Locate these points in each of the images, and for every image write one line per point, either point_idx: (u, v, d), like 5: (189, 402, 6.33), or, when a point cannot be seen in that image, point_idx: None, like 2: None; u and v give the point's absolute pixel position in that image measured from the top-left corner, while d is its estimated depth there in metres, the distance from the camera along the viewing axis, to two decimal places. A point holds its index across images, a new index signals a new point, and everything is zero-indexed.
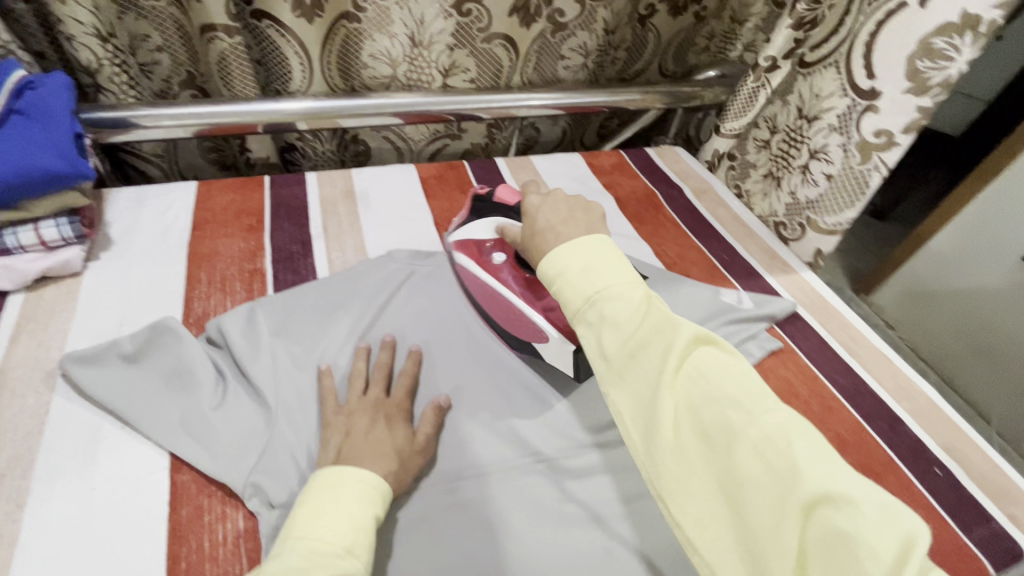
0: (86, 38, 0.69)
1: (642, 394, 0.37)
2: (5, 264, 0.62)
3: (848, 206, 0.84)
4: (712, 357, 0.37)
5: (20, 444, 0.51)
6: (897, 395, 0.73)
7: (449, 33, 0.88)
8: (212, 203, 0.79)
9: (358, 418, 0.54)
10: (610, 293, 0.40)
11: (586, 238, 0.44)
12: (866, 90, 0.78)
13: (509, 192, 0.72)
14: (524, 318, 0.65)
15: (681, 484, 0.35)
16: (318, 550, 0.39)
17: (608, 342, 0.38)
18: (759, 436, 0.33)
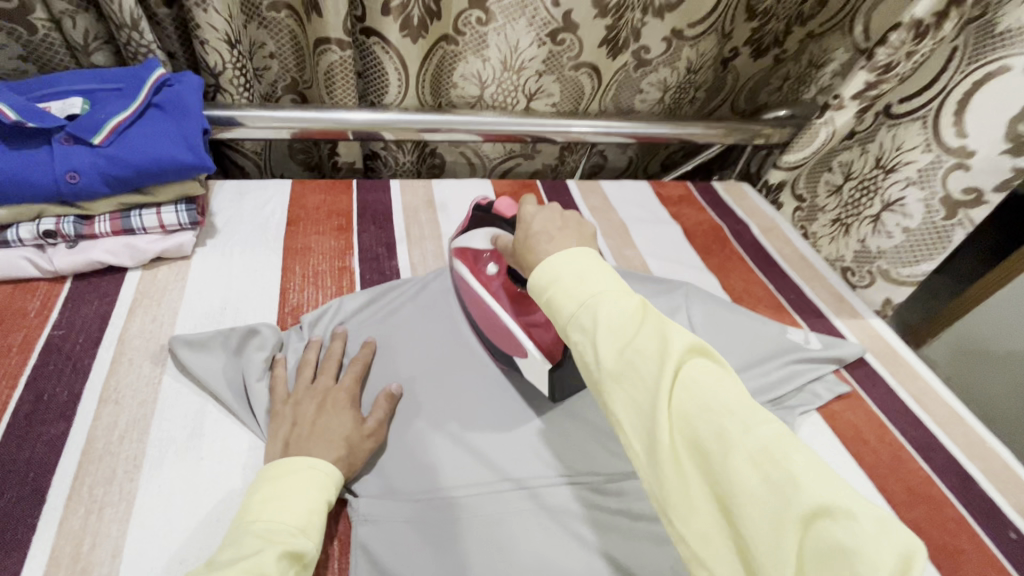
0: (216, 43, 0.75)
1: (638, 403, 0.36)
2: (129, 243, 0.67)
3: (927, 259, 0.85)
4: (704, 367, 0.37)
5: (137, 410, 0.55)
6: (969, 452, 0.71)
7: (540, 59, 0.93)
8: (306, 202, 0.84)
9: (304, 406, 0.55)
10: (603, 301, 0.40)
11: (577, 248, 0.45)
12: (955, 147, 0.79)
13: (507, 202, 0.61)
14: (505, 330, 0.64)
15: (679, 495, 0.34)
16: (275, 531, 0.43)
17: (604, 353, 0.38)
18: (751, 446, 0.33)
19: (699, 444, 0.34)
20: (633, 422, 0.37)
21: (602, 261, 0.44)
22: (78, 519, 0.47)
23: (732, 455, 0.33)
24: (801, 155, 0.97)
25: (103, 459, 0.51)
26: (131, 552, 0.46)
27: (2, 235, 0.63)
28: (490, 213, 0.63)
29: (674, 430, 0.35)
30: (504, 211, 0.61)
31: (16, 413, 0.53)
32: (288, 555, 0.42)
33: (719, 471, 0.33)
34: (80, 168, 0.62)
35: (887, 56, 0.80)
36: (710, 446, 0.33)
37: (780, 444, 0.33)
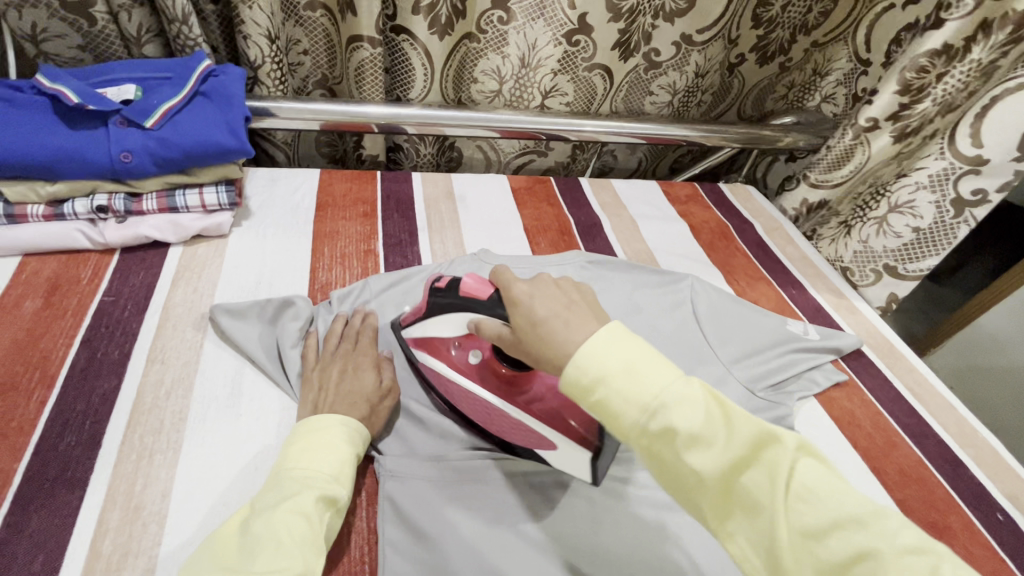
0: (258, 38, 0.80)
1: (757, 521, 0.36)
2: (173, 221, 0.72)
3: (933, 255, 0.90)
4: (813, 469, 0.36)
5: (182, 369, 0.60)
6: (961, 440, 0.75)
7: (556, 59, 0.98)
8: (332, 189, 0.89)
9: (330, 371, 0.59)
10: (683, 407, 0.38)
11: (608, 329, 0.42)
12: (971, 156, 0.82)
13: (476, 282, 0.54)
14: (520, 426, 0.55)
15: None
16: (311, 478, 0.47)
17: (705, 468, 0.37)
18: (899, 563, 0.32)
19: (833, 563, 0.33)
20: (753, 539, 0.36)
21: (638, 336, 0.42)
22: (130, 462, 0.51)
23: (875, 574, 0.32)
24: (840, 176, 0.96)
25: (151, 412, 0.55)
26: (179, 493, 0.50)
27: (59, 208, 0.68)
28: (457, 295, 0.56)
29: (798, 548, 0.34)
30: (478, 291, 0.54)
31: (72, 368, 0.57)
32: (325, 499, 0.46)
33: None
34: (133, 149, 0.67)
35: (917, 77, 0.82)
36: (852, 568, 0.33)
37: (923, 556, 0.32)
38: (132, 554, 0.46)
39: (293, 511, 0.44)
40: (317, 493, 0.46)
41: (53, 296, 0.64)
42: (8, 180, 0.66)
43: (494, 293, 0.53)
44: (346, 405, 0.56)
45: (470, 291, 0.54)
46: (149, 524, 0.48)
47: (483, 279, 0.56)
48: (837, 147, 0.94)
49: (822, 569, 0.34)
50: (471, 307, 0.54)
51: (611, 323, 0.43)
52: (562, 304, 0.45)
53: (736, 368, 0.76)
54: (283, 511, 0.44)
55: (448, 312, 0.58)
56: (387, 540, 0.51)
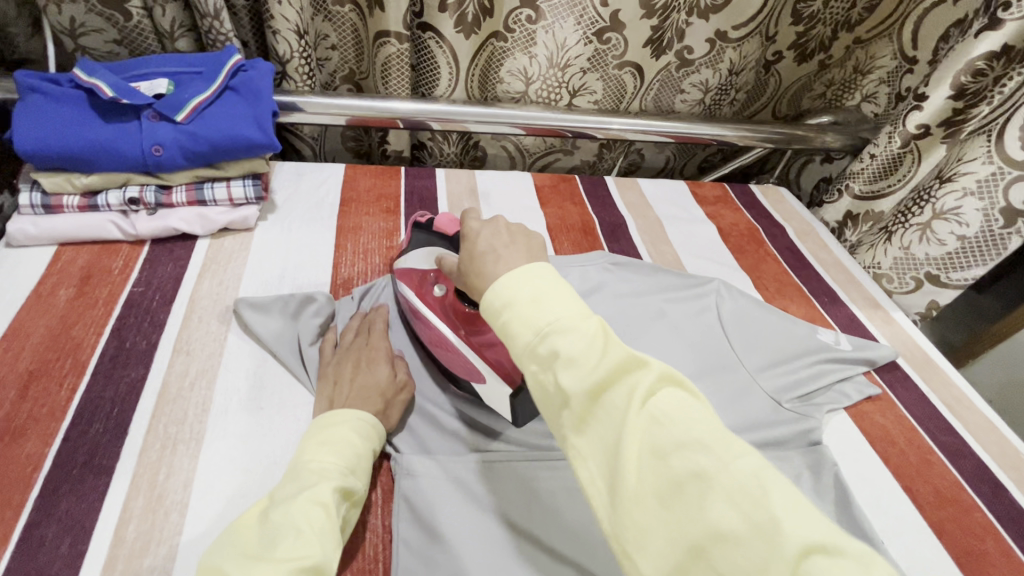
0: (287, 33, 0.81)
1: (606, 437, 0.35)
2: (202, 214, 0.74)
3: (980, 265, 0.85)
4: (676, 396, 0.36)
5: (206, 361, 0.61)
6: (1003, 461, 0.71)
7: (585, 57, 0.96)
8: (357, 184, 0.89)
9: (344, 366, 0.60)
10: (567, 329, 0.38)
11: (533, 265, 0.42)
12: (1019, 161, 0.78)
13: (447, 218, 0.63)
14: (459, 355, 0.58)
15: (646, 536, 0.33)
16: (328, 470, 0.47)
17: (570, 383, 0.36)
18: (730, 484, 0.32)
19: (673, 482, 0.33)
20: (601, 454, 0.36)
21: (554, 270, 0.42)
22: (154, 451, 0.52)
23: (710, 495, 0.32)
24: (892, 187, 0.93)
25: (175, 401, 0.56)
26: (201, 484, 0.51)
27: (93, 199, 0.70)
28: (432, 231, 0.65)
29: (642, 466, 0.34)
30: (447, 226, 0.63)
31: (102, 357, 0.59)
32: (341, 490, 0.47)
33: (694, 514, 0.32)
34: (164, 142, 0.69)
35: (974, 81, 0.79)
36: (686, 485, 0.32)
37: (757, 479, 0.32)
38: (154, 542, 0.47)
39: (312, 500, 0.44)
40: (333, 484, 0.46)
41: (86, 286, 0.66)
42: (46, 170, 0.68)
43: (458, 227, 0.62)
44: (363, 397, 0.56)
45: (441, 227, 0.63)
46: (171, 513, 0.48)
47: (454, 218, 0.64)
48: (881, 154, 0.91)
49: (659, 489, 0.33)
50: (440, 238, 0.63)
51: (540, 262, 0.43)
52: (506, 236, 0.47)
53: (761, 376, 0.73)
54: (303, 500, 0.44)
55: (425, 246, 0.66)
56: (402, 539, 0.50)
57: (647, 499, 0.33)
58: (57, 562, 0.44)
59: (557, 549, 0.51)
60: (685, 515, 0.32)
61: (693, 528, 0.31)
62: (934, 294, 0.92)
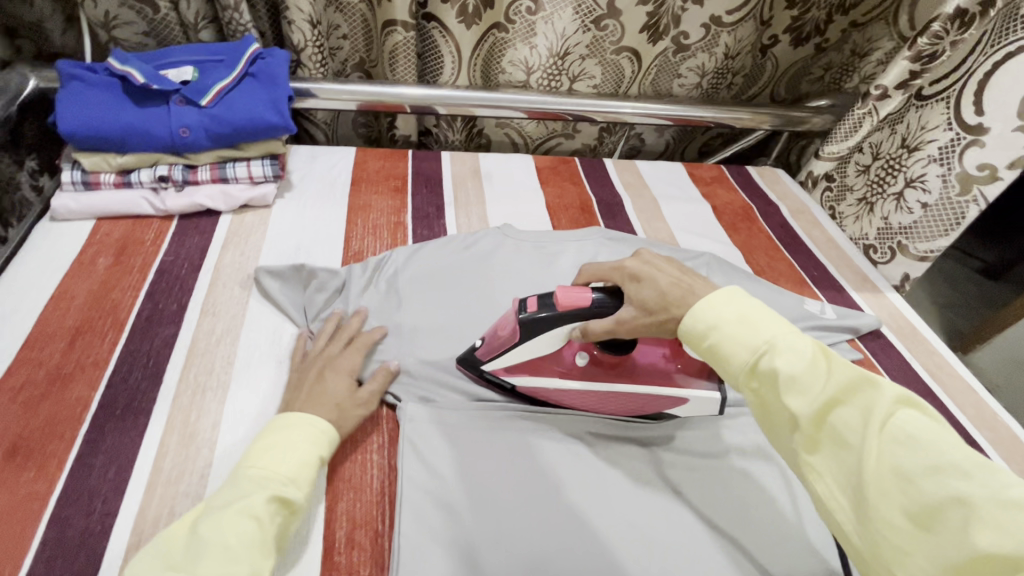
0: (301, 23, 0.86)
1: (846, 456, 0.38)
2: (224, 191, 0.80)
3: (941, 236, 0.89)
4: (917, 419, 0.37)
5: (230, 321, 0.67)
6: (979, 423, 0.74)
7: (584, 45, 1.00)
8: (367, 166, 0.95)
9: (311, 367, 0.60)
10: (787, 349, 0.41)
11: (728, 290, 0.46)
12: (973, 125, 0.83)
13: (569, 293, 0.53)
14: (651, 397, 0.60)
15: (905, 556, 0.34)
16: (266, 479, 0.47)
17: (800, 405, 0.39)
18: (998, 513, 0.32)
19: (926, 504, 0.34)
20: (842, 474, 0.38)
21: (755, 297, 0.45)
22: (186, 397, 0.58)
23: (971, 519, 0.32)
24: (844, 145, 1.01)
25: (204, 355, 0.63)
26: (228, 425, 0.57)
27: (126, 177, 0.77)
28: (554, 312, 0.54)
29: (888, 487, 0.36)
30: (580, 301, 0.53)
31: (139, 316, 0.65)
32: (278, 501, 0.46)
33: (956, 538, 0.32)
34: (190, 125, 0.75)
35: (930, 44, 0.84)
36: (941, 506, 0.33)
37: None
38: (188, 472, 0.53)
39: (244, 512, 0.43)
40: (269, 494, 0.45)
41: (122, 255, 0.72)
42: (85, 151, 0.75)
43: (600, 297, 0.52)
44: (323, 405, 0.55)
45: (571, 305, 0.53)
46: (202, 448, 0.55)
47: (566, 285, 0.54)
48: (849, 118, 0.99)
49: (913, 511, 0.34)
50: (577, 318, 0.53)
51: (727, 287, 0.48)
52: (674, 269, 0.51)
53: None
54: (233, 513, 0.43)
55: (551, 330, 0.55)
56: (406, 475, 0.55)
57: (899, 520, 0.35)
58: (105, 486, 0.51)
59: None
60: (947, 537, 0.33)
61: (957, 552, 0.32)
62: (907, 266, 0.96)
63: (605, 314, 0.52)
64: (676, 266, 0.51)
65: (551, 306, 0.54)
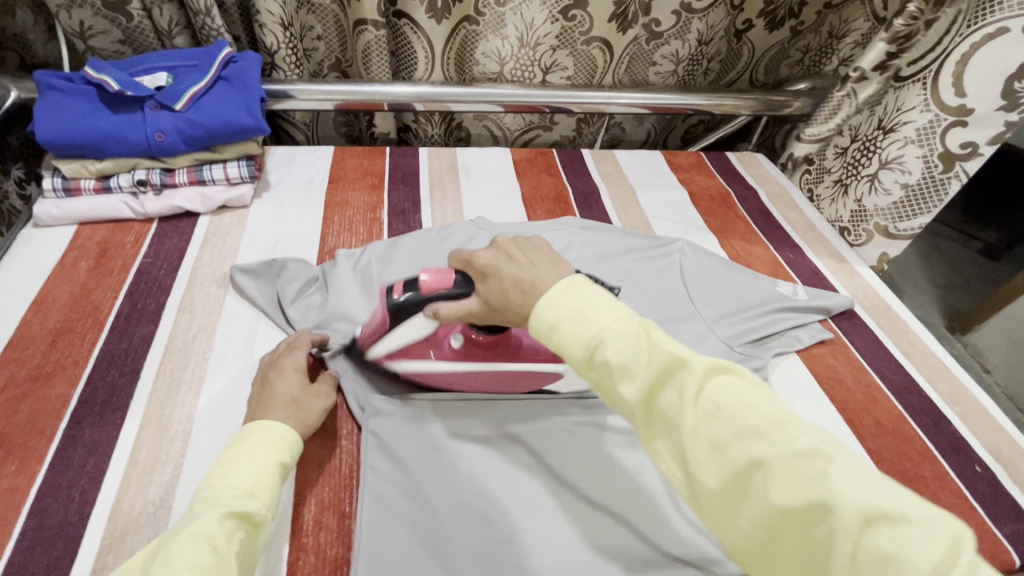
0: (273, 26, 0.88)
1: (673, 438, 0.40)
2: (202, 193, 0.82)
3: (925, 212, 0.89)
4: (726, 385, 0.39)
5: (206, 318, 0.69)
6: (949, 398, 0.75)
7: (554, 35, 1.01)
8: (344, 164, 0.97)
9: (260, 378, 0.59)
10: (614, 340, 0.43)
11: (564, 281, 0.47)
12: (955, 107, 0.82)
13: (431, 276, 0.55)
14: (528, 373, 0.63)
15: (730, 520, 0.38)
16: (219, 497, 0.43)
17: (630, 394, 0.42)
18: (788, 470, 0.35)
19: (736, 470, 0.37)
20: (673, 452, 0.41)
21: (591, 282, 0.47)
22: (161, 391, 0.60)
23: (771, 479, 0.36)
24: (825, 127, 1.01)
25: (180, 350, 0.65)
26: (202, 416, 0.59)
27: (106, 182, 0.79)
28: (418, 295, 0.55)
29: (710, 462, 0.38)
30: (441, 283, 0.54)
31: (117, 315, 0.67)
32: (234, 517, 0.42)
33: (760, 499, 0.36)
34: (165, 129, 0.77)
35: (906, 25, 0.84)
36: (747, 470, 0.37)
37: (816, 460, 0.35)
38: (161, 462, 0.55)
39: (195, 535, 0.39)
40: (223, 510, 0.41)
41: (103, 258, 0.74)
42: (65, 158, 0.77)
43: (457, 279, 0.54)
44: (277, 406, 0.54)
45: (432, 287, 0.54)
46: (176, 439, 0.57)
47: (429, 270, 0.56)
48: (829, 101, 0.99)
49: (727, 479, 0.37)
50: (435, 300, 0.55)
51: (567, 275, 0.48)
52: (524, 262, 0.51)
53: (717, 326, 0.78)
54: (185, 535, 0.38)
55: (415, 316, 0.56)
56: (368, 464, 0.57)
57: (719, 490, 0.38)
58: (82, 477, 0.53)
59: (506, 469, 0.58)
60: (755, 500, 0.36)
61: (763, 511, 0.36)
62: (885, 246, 0.96)
63: (460, 293, 0.54)
64: (528, 256, 0.51)
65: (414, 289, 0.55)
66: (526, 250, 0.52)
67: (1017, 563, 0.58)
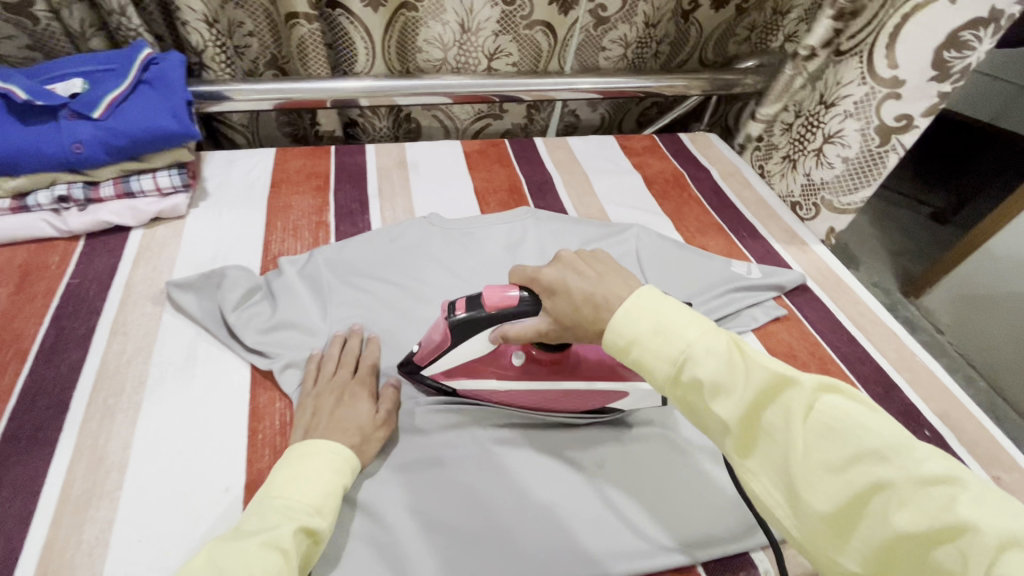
0: (196, 23, 0.83)
1: (773, 456, 0.39)
2: (131, 205, 0.77)
3: (866, 185, 0.91)
4: (838, 404, 0.37)
5: (141, 339, 0.65)
6: (899, 365, 0.77)
7: (495, 20, 0.98)
8: (288, 166, 0.93)
9: (324, 398, 0.59)
10: (704, 355, 0.42)
11: (643, 292, 0.46)
12: (888, 79, 0.83)
13: (493, 297, 0.55)
14: (592, 394, 0.61)
15: (842, 543, 0.36)
16: (291, 508, 0.46)
17: (725, 413, 0.40)
18: (916, 493, 0.33)
19: (853, 492, 0.35)
20: (770, 471, 0.39)
21: (677, 299, 0.46)
22: (94, 420, 0.57)
23: (891, 502, 0.34)
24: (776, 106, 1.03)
25: (114, 376, 0.61)
26: (139, 443, 0.56)
27: (23, 201, 0.73)
28: (484, 314, 0.55)
29: (819, 481, 0.37)
30: (506, 303, 0.54)
31: (43, 343, 0.63)
32: (305, 530, 0.45)
33: (882, 524, 0.34)
34: (84, 139, 0.72)
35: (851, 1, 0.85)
36: (869, 493, 0.35)
37: (944, 485, 0.33)
38: (96, 497, 0.52)
39: (268, 544, 0.42)
40: (297, 525, 0.45)
41: (25, 281, 0.70)
42: None
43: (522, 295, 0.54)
44: (341, 429, 0.56)
45: (498, 306, 0.54)
46: (111, 471, 0.54)
47: (491, 288, 0.55)
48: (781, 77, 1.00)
49: (840, 501, 0.36)
50: (503, 319, 0.55)
51: (643, 287, 0.47)
52: (592, 275, 0.50)
53: None
54: (257, 545, 0.42)
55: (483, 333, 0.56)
56: None
57: (828, 511, 0.36)
58: (8, 521, 0.49)
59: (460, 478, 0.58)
60: (874, 522, 0.34)
61: (883, 537, 0.34)
62: (833, 220, 0.98)
63: (524, 318, 0.54)
64: (594, 269, 0.50)
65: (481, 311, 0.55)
66: (592, 263, 0.52)
67: None
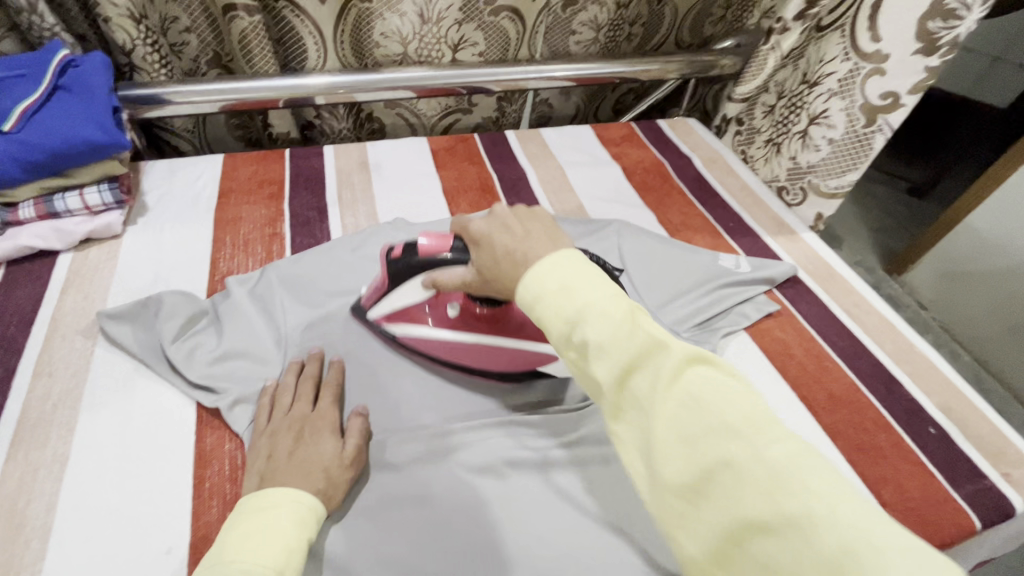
0: (121, 19, 0.74)
1: (639, 424, 0.35)
2: (55, 226, 0.69)
3: (853, 168, 0.86)
4: (703, 376, 0.34)
5: (69, 380, 0.58)
6: (898, 357, 0.73)
7: (456, 8, 0.91)
8: (237, 173, 0.85)
9: (280, 438, 0.52)
10: (594, 313, 0.37)
11: (559, 253, 0.42)
12: (871, 53, 0.78)
13: (433, 241, 0.55)
14: (525, 351, 0.63)
15: (686, 526, 0.32)
16: (250, 573, 0.39)
17: (599, 374, 0.36)
18: (763, 476, 0.30)
19: (705, 471, 0.32)
20: (633, 440, 0.36)
21: (590, 262, 0.42)
22: (12, 480, 0.50)
23: (740, 483, 0.31)
24: (753, 85, 0.99)
25: (37, 426, 0.54)
26: (66, 504, 0.49)
27: None
28: (417, 259, 0.56)
29: (674, 455, 0.33)
30: (440, 249, 0.55)
31: None
32: None
33: (728, 506, 0.31)
34: None
35: None
36: (720, 474, 0.31)
37: (796, 473, 0.30)
38: (13, 573, 0.45)
39: None
40: None
41: None
42: None
43: (458, 244, 0.54)
44: (303, 473, 0.49)
45: (432, 252, 0.55)
46: (32, 540, 0.47)
47: (430, 233, 0.56)
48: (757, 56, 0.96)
49: (691, 477, 0.32)
50: (435, 265, 0.56)
51: (565, 249, 0.43)
52: (518, 232, 0.47)
53: (661, 312, 0.73)
54: None
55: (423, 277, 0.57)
56: None
57: (678, 487, 0.33)
58: None
59: (436, 519, 0.52)
60: (718, 503, 0.31)
61: (727, 519, 0.31)
62: (821, 204, 0.93)
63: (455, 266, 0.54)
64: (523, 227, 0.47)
65: (416, 256, 0.56)
66: (525, 221, 0.49)
67: (979, 526, 0.57)
